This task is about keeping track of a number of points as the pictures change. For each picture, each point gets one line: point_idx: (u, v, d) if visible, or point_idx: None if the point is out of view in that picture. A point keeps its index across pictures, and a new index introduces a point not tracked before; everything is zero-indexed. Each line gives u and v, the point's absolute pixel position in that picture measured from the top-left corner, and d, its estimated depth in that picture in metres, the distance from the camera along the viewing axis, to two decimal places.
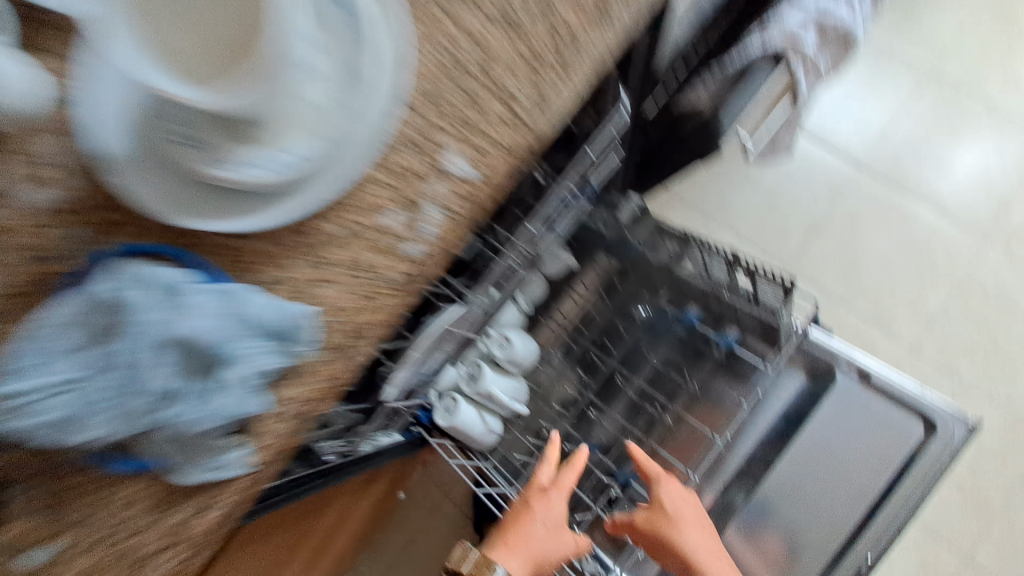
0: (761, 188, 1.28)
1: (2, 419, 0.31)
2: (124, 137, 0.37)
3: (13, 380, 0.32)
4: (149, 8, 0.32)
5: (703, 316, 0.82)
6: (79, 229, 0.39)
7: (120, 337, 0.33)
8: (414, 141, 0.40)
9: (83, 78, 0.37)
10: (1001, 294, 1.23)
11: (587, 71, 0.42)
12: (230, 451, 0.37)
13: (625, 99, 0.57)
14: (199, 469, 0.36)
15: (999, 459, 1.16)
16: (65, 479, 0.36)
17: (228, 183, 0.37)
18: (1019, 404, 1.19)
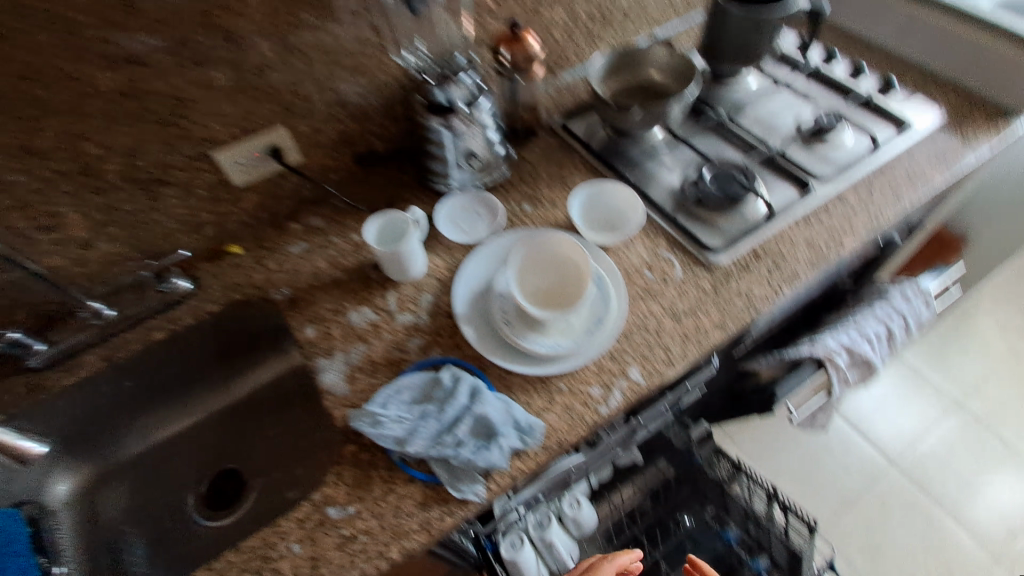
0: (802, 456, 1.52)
1: (375, 424, 0.66)
2: (476, 310, 0.77)
3: (383, 408, 0.67)
4: (527, 269, 0.74)
5: (741, 540, 1.07)
6: (427, 342, 0.76)
7: (445, 405, 0.67)
8: (614, 353, 0.72)
9: (471, 283, 0.79)
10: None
11: (718, 344, 0.73)
12: (471, 486, 0.63)
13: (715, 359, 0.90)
14: (452, 489, 0.63)
15: None
16: (380, 469, 0.66)
17: (518, 346, 0.72)
18: None
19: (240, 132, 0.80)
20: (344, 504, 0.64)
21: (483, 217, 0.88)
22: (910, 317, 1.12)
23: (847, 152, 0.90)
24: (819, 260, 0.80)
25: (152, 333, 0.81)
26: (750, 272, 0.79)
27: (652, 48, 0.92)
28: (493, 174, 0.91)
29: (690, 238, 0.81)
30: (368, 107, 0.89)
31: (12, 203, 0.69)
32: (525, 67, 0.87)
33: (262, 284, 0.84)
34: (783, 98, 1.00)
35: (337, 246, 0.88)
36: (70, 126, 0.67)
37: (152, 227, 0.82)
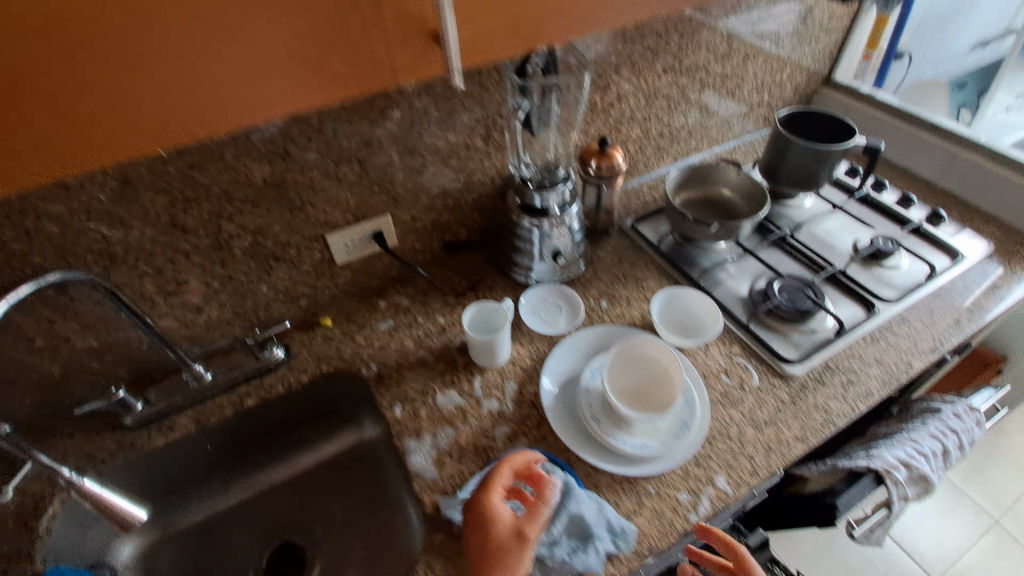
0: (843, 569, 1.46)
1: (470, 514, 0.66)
2: (562, 405, 0.79)
3: None
4: (615, 368, 0.78)
5: None
6: (514, 431, 0.77)
7: None
8: (699, 460, 0.74)
9: (555, 377, 0.83)
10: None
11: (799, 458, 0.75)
12: None
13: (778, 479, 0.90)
14: None
15: None
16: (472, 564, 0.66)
17: (609, 445, 0.74)
18: None
19: (353, 219, 0.87)
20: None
21: (564, 310, 0.94)
22: (962, 435, 1.14)
23: (905, 276, 0.97)
24: (890, 379, 0.83)
25: (243, 400, 0.83)
26: (825, 386, 0.82)
27: (722, 168, 1.01)
28: (572, 269, 0.98)
29: (766, 349, 0.85)
30: (463, 200, 0.97)
31: (148, 270, 0.74)
32: (610, 177, 0.96)
33: (351, 358, 0.88)
34: (839, 220, 1.08)
35: (423, 326, 0.92)
36: (218, 207, 0.74)
37: (256, 296, 0.87)
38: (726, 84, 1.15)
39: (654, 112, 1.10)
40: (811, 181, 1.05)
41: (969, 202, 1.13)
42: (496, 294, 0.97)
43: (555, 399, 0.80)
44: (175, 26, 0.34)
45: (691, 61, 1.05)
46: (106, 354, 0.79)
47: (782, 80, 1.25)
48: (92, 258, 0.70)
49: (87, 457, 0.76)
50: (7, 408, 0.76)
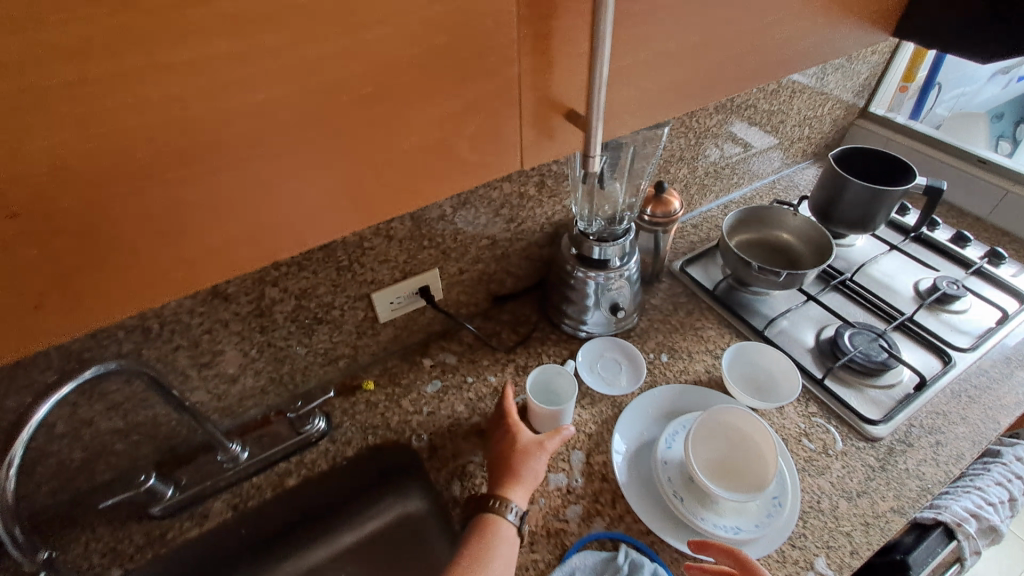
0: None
1: None
2: (637, 478, 0.73)
3: None
4: (698, 437, 0.72)
5: None
6: (589, 510, 0.70)
7: None
8: (794, 540, 0.67)
9: (627, 445, 0.77)
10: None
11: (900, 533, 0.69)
12: None
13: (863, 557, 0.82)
14: None
15: None
16: None
17: (695, 526, 0.67)
18: None
19: (400, 275, 0.81)
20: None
21: (625, 368, 0.88)
22: None
23: (975, 321, 0.93)
24: (980, 438, 0.78)
25: (283, 480, 0.75)
26: (913, 449, 0.77)
27: (780, 212, 0.98)
28: (627, 321, 0.93)
29: (845, 408, 0.81)
30: (512, 249, 0.92)
31: (183, 342, 0.67)
32: (665, 224, 0.91)
33: (399, 427, 0.80)
34: (897, 260, 1.05)
35: (474, 388, 0.85)
36: (263, 271, 0.67)
37: (294, 361, 0.79)
38: (770, 120, 1.13)
39: (701, 150, 1.06)
40: (867, 221, 1.00)
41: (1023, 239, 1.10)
42: (548, 349, 0.91)
43: (630, 471, 0.74)
44: (274, 142, 0.33)
45: (740, 100, 1.02)
46: (133, 433, 0.72)
47: (822, 114, 1.22)
48: (124, 335, 0.62)
49: (113, 554, 0.68)
50: (25, 498, 0.68)
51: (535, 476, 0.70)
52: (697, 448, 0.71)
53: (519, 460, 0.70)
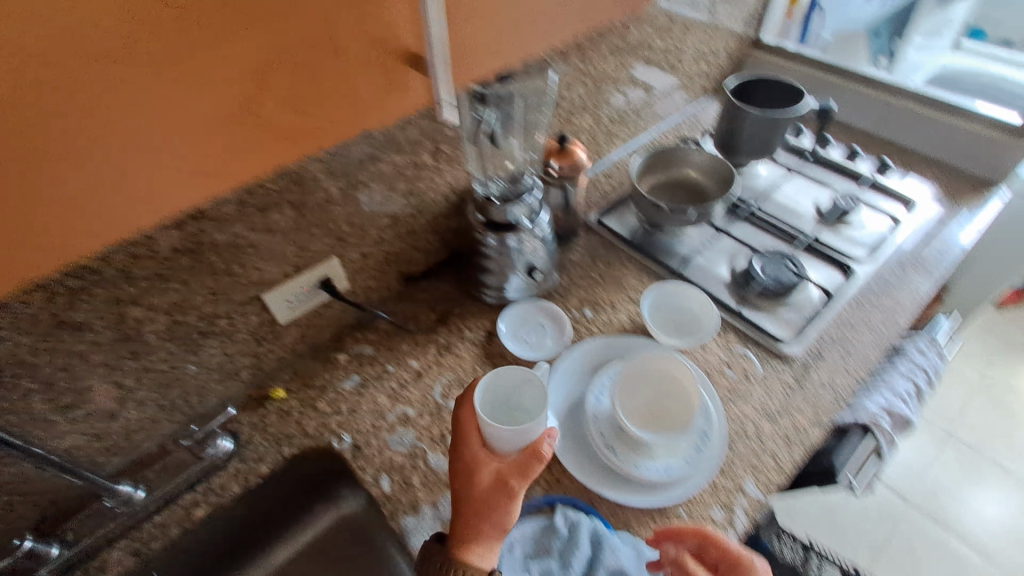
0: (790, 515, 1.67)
1: None
2: (569, 435, 0.72)
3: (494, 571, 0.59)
4: (622, 384, 0.71)
5: None
6: None
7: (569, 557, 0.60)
8: (725, 469, 0.69)
9: (556, 404, 0.75)
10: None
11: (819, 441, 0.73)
12: None
13: None
14: None
15: None
16: None
17: (629, 475, 0.67)
18: None
19: (292, 270, 0.75)
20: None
21: (549, 329, 0.86)
22: (929, 371, 1.18)
23: (870, 232, 0.97)
24: (884, 340, 0.83)
25: (191, 512, 0.68)
26: (825, 361, 0.80)
27: (685, 150, 0.98)
28: (547, 281, 0.91)
29: (758, 330, 0.83)
30: (415, 224, 0.87)
31: (35, 385, 0.58)
32: (573, 176, 0.90)
33: (318, 431, 0.75)
34: (798, 184, 1.08)
35: (395, 377, 0.81)
36: (118, 292, 0.58)
37: (185, 383, 0.72)
38: (665, 58, 1.11)
39: (601, 97, 1.04)
40: (766, 148, 1.02)
41: (905, 148, 1.16)
42: (469, 325, 0.88)
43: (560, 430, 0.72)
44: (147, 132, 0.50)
45: (636, 39, 0.99)
46: None
47: (716, 47, 1.22)
48: None
49: None
50: None
51: (502, 526, 0.59)
52: (628, 398, 0.71)
53: (481, 510, 0.58)
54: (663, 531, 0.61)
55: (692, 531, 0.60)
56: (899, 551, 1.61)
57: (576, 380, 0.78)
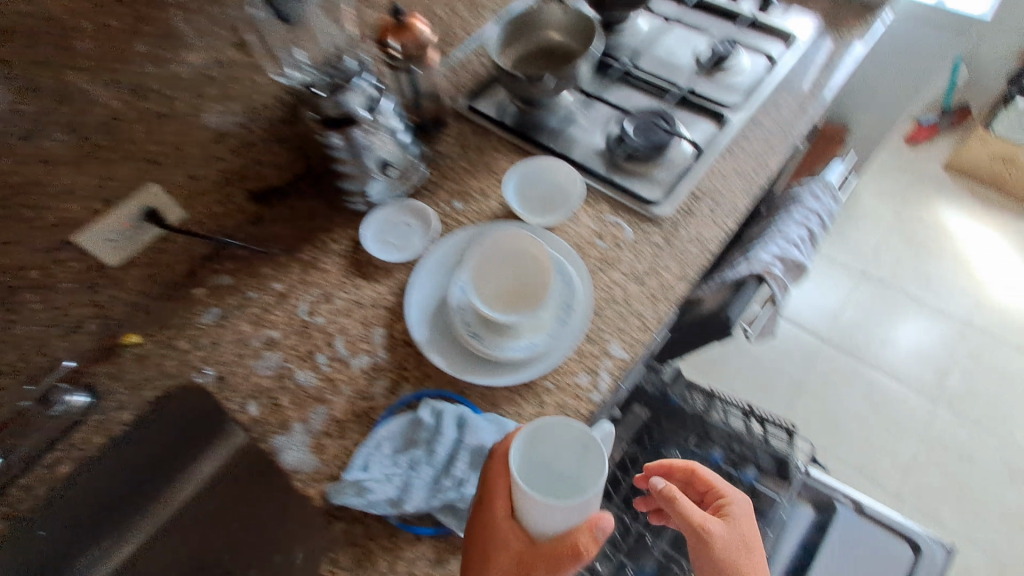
0: (715, 371, 1.78)
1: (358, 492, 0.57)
2: (436, 331, 0.70)
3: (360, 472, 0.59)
4: (477, 272, 0.69)
5: (727, 457, 1.15)
6: (393, 380, 0.68)
7: (433, 445, 0.60)
8: (590, 336, 0.70)
9: (422, 303, 0.73)
10: (966, 479, 1.63)
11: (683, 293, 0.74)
12: None
13: None
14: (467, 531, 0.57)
15: None
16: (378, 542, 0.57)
17: (495, 358, 0.67)
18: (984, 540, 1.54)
19: (103, 205, 0.68)
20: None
21: (416, 228, 0.82)
22: (823, 213, 1.20)
23: (747, 74, 0.93)
24: (752, 188, 0.83)
25: (57, 469, 0.67)
26: (694, 217, 0.80)
27: (543, 7, 0.89)
28: (413, 177, 0.85)
29: (629, 195, 0.81)
30: (250, 136, 0.79)
31: None
32: (418, 55, 0.80)
33: (180, 369, 0.72)
34: (677, 33, 1.00)
35: (258, 302, 0.77)
36: None
37: (14, 343, 0.66)
38: None
39: None
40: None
41: None
42: (334, 237, 0.83)
43: (426, 327, 0.70)
44: None
45: None
46: None
47: None
48: None
49: None
50: None
51: None
52: (486, 257, 0.69)
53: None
54: (658, 463, 0.81)
55: (685, 466, 0.78)
56: (817, 385, 1.76)
57: (440, 276, 0.75)
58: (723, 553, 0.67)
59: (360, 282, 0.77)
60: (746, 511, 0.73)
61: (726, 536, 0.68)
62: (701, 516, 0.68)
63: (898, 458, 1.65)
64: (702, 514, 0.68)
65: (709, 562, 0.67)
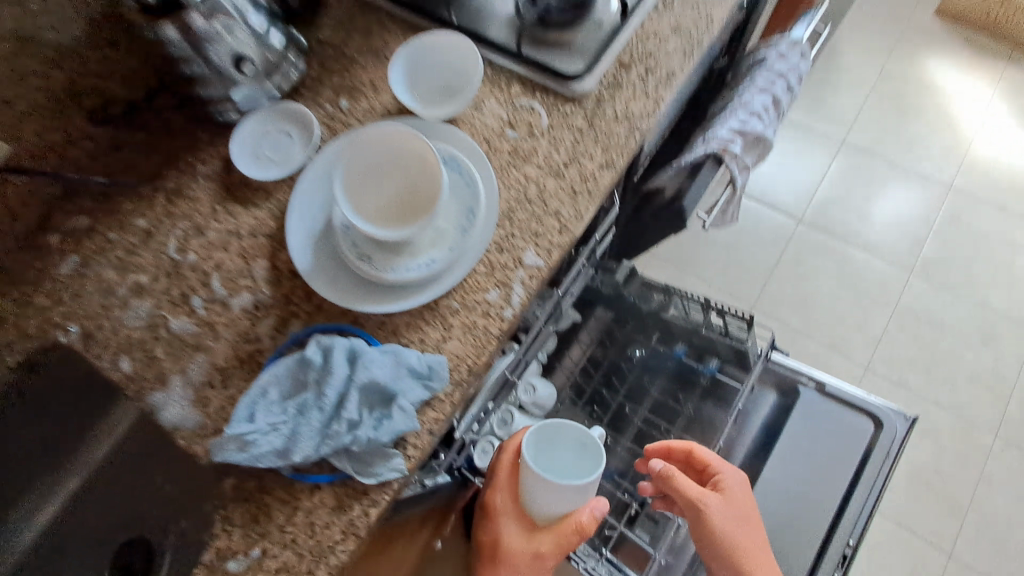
0: (686, 261, 1.71)
1: (241, 448, 0.50)
2: (320, 257, 0.60)
3: (241, 424, 0.52)
4: (353, 182, 0.57)
5: (690, 351, 1.14)
6: (280, 317, 0.59)
7: (321, 387, 0.52)
8: (502, 245, 0.61)
9: (301, 224, 0.62)
10: (936, 342, 1.62)
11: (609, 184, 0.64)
12: (389, 462, 0.51)
13: (605, 218, 0.83)
14: (366, 476, 0.51)
15: (937, 444, 1.52)
16: (272, 494, 0.52)
17: (389, 282, 0.58)
18: (950, 400, 1.57)
19: None
20: (246, 551, 0.50)
21: (295, 137, 0.69)
22: (791, 75, 1.05)
23: None
24: (690, 49, 0.70)
25: None
26: (622, 91, 0.67)
27: None
28: (286, 73, 0.70)
29: (543, 71, 0.67)
30: None
31: None
32: None
33: (39, 330, 0.62)
34: None
35: (121, 244, 0.66)
36: None
37: None
38: None
39: None
40: None
41: None
42: (202, 157, 0.70)
43: (307, 254, 0.60)
44: None
45: None
46: None
47: None
48: None
49: None
50: None
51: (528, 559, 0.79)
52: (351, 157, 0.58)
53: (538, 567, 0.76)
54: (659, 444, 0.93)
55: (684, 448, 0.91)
56: (789, 265, 1.70)
57: (318, 191, 0.63)
58: (718, 523, 0.83)
59: (236, 208, 0.66)
60: (740, 483, 0.87)
61: (721, 512, 0.83)
62: (697, 491, 0.85)
63: (869, 329, 1.64)
64: (699, 490, 0.85)
65: (705, 530, 0.84)
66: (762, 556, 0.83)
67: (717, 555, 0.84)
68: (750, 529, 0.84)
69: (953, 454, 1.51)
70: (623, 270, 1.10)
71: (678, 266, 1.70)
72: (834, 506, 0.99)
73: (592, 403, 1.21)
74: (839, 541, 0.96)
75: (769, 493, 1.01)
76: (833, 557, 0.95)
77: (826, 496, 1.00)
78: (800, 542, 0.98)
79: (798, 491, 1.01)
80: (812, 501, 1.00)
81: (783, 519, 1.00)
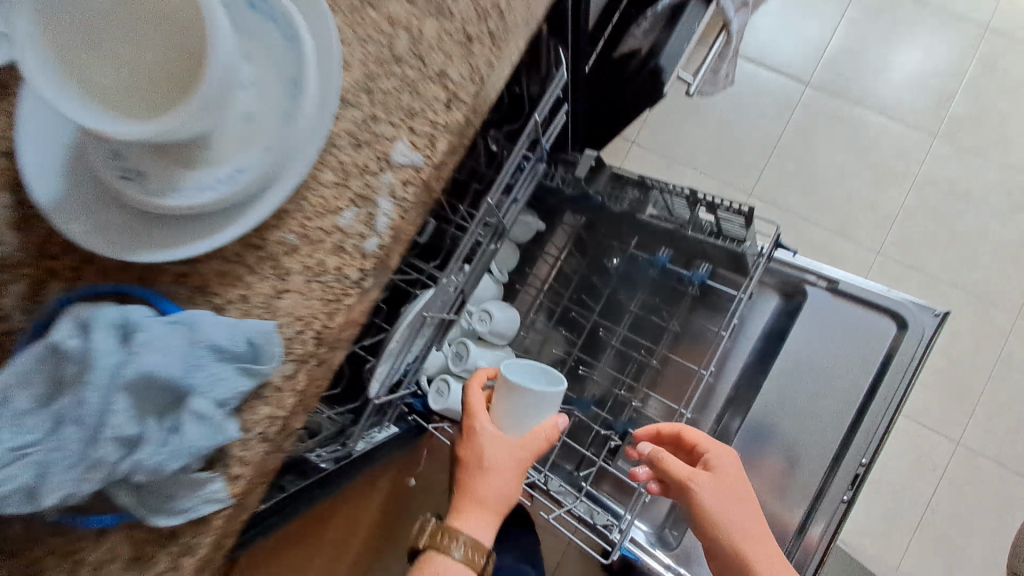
0: (671, 147, 1.46)
1: None
2: (59, 178, 0.37)
3: None
4: (61, 38, 0.31)
5: (676, 256, 0.96)
6: (29, 282, 0.39)
7: (67, 391, 0.32)
8: (360, 138, 0.42)
9: (21, 124, 0.37)
10: (957, 218, 1.42)
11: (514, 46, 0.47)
12: (204, 490, 0.35)
13: (546, 90, 0.63)
14: (167, 513, 0.35)
15: (950, 330, 1.38)
16: (41, 546, 0.35)
17: (175, 212, 0.37)
18: (967, 282, 1.40)
19: None
20: None
21: None
22: None
23: None
24: None
25: None
26: None
27: None
28: None
29: None
30: None
31: None
32: None
33: None
34: None
35: None
36: None
37: None
38: None
39: None
40: None
41: None
42: None
43: (35, 176, 0.36)
44: None
45: None
46: None
47: None
48: None
49: None
50: None
51: (495, 497, 0.69)
52: None
53: (501, 488, 0.69)
54: (649, 429, 0.87)
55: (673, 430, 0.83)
56: (793, 140, 1.45)
57: None
58: (709, 506, 0.73)
59: None
60: (733, 464, 0.77)
61: (712, 496, 0.73)
62: (685, 472, 0.76)
63: (884, 209, 1.42)
64: (688, 471, 0.76)
65: (696, 518, 0.74)
66: (762, 554, 0.70)
67: (714, 550, 0.72)
68: (747, 514, 0.72)
69: (965, 340, 1.38)
70: (585, 164, 0.87)
71: (663, 154, 1.46)
72: (846, 421, 0.83)
73: (563, 322, 1.08)
74: (849, 461, 0.81)
75: (767, 414, 0.87)
76: (843, 479, 0.81)
77: (838, 409, 0.84)
78: (805, 462, 0.84)
79: (802, 405, 0.85)
80: (819, 419, 0.84)
81: (785, 440, 0.85)
